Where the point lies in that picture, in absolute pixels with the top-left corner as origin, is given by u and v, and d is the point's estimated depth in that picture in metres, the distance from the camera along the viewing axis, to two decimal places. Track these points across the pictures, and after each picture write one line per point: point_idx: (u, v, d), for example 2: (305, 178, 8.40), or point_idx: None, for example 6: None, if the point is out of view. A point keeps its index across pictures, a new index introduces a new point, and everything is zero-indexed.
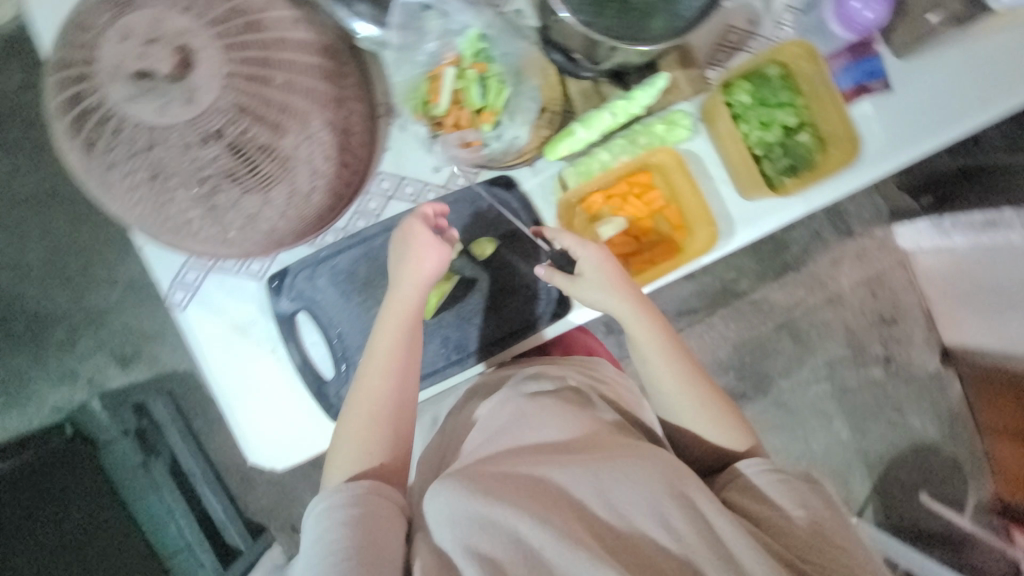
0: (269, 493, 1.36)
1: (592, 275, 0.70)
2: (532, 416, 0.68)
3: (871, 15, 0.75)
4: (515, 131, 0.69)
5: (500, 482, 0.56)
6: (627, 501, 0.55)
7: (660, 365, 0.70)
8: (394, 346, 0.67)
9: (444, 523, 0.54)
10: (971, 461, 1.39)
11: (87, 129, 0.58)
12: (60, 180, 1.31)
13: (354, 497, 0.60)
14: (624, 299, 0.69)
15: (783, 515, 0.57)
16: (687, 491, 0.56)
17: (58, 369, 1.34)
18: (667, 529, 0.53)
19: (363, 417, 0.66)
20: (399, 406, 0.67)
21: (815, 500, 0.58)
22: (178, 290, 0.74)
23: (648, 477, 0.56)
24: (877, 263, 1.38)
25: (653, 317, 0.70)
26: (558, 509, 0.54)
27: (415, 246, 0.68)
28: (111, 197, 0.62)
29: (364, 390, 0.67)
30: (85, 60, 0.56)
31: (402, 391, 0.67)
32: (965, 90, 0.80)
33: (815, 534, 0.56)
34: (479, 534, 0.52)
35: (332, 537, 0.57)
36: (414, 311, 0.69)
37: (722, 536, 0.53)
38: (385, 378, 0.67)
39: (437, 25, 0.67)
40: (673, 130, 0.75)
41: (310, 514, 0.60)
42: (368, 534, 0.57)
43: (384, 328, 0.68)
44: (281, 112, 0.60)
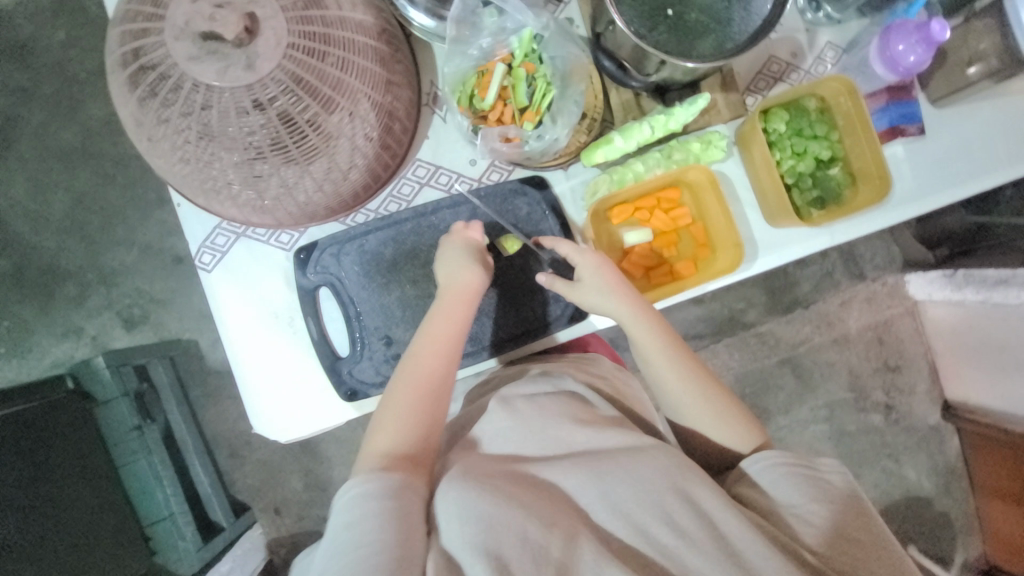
0: (256, 472, 1.36)
1: (591, 279, 0.71)
2: (529, 409, 0.67)
3: (916, 58, 0.72)
4: (555, 133, 0.71)
5: (505, 483, 0.58)
6: (630, 497, 0.56)
7: (664, 363, 0.69)
8: (444, 337, 0.67)
9: (455, 520, 0.54)
10: (964, 520, 1.38)
11: (144, 85, 0.60)
12: (91, 138, 1.33)
13: (388, 488, 0.56)
14: (621, 302, 0.69)
15: (796, 515, 0.57)
16: (690, 489, 0.56)
17: (64, 324, 1.34)
18: (672, 527, 0.54)
19: (407, 402, 0.63)
20: (440, 395, 0.65)
21: (830, 497, 0.57)
22: (206, 252, 0.76)
23: (650, 474, 0.57)
24: (888, 310, 1.38)
25: (660, 326, 0.70)
26: (561, 513, 0.56)
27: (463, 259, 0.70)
28: (156, 153, 0.64)
29: (410, 374, 0.65)
30: (151, 18, 0.58)
31: (447, 381, 0.66)
32: (998, 144, 0.82)
33: (834, 532, 0.55)
34: (486, 532, 0.52)
35: (364, 528, 0.53)
36: (466, 309, 0.68)
37: (726, 530, 0.54)
38: (433, 367, 0.65)
39: (492, 23, 0.68)
40: (708, 149, 0.75)
41: (341, 501, 0.56)
42: (402, 529, 0.54)
43: (435, 320, 0.68)
44: (334, 88, 0.62)
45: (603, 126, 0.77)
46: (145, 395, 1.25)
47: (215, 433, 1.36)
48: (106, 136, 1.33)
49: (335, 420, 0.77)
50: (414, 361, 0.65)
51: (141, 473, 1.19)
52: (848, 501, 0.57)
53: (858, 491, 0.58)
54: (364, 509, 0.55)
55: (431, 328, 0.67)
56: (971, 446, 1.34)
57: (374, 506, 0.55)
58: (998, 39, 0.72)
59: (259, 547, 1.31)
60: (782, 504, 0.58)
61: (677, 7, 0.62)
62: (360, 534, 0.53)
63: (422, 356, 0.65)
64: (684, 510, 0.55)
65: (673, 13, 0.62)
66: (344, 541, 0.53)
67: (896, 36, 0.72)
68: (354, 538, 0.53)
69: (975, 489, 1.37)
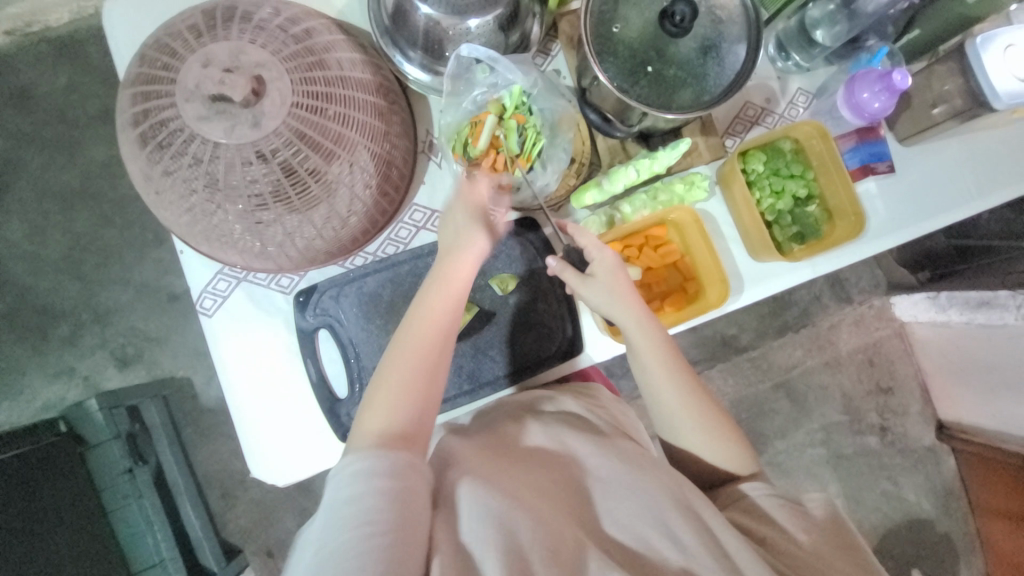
0: (250, 512, 1.33)
1: (604, 276, 0.71)
2: (534, 427, 0.68)
3: (880, 105, 0.76)
4: (545, 180, 0.75)
5: (517, 484, 0.58)
6: (631, 509, 0.58)
7: (662, 377, 0.69)
8: (442, 309, 0.63)
9: (474, 518, 0.53)
10: (966, 542, 1.37)
11: (153, 143, 0.63)
12: (90, 179, 1.35)
13: (388, 465, 0.54)
14: (630, 306, 0.69)
15: (790, 540, 0.58)
16: (691, 501, 0.58)
17: (57, 364, 1.34)
18: (674, 542, 0.55)
19: (403, 377, 0.60)
20: (437, 370, 0.62)
21: (823, 531, 0.59)
22: (208, 297, 0.77)
23: (650, 489, 0.59)
24: (877, 332, 1.40)
25: (666, 339, 0.70)
26: (571, 522, 0.56)
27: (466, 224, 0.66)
28: (163, 203, 0.67)
29: (407, 347, 0.61)
30: (162, 81, 0.61)
31: (444, 357, 0.63)
32: (967, 179, 0.87)
33: (810, 553, 0.57)
34: (502, 531, 0.52)
35: (365, 506, 0.51)
36: (463, 281, 0.65)
37: (727, 547, 0.55)
38: (432, 340, 0.62)
39: (484, 79, 0.73)
40: (691, 190, 0.79)
41: (337, 479, 0.54)
42: (405, 508, 0.52)
43: (432, 292, 0.64)
44: (335, 141, 0.65)
45: (590, 169, 0.80)
46: (138, 436, 1.23)
47: (208, 473, 1.33)
48: (105, 177, 1.36)
49: (334, 460, 0.78)
50: (410, 335, 0.61)
51: (132, 518, 1.16)
52: (842, 539, 0.59)
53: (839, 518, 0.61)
54: (364, 486, 0.52)
55: (426, 301, 0.63)
56: (968, 467, 1.35)
57: (373, 484, 0.53)
58: (961, 81, 0.78)
59: None
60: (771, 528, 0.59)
61: (656, 65, 0.66)
62: (361, 512, 0.51)
63: (418, 331, 0.62)
64: (684, 523, 0.56)
65: (653, 70, 0.66)
66: (345, 520, 0.51)
67: (861, 85, 0.76)
68: (354, 518, 0.51)
69: (975, 509, 1.37)
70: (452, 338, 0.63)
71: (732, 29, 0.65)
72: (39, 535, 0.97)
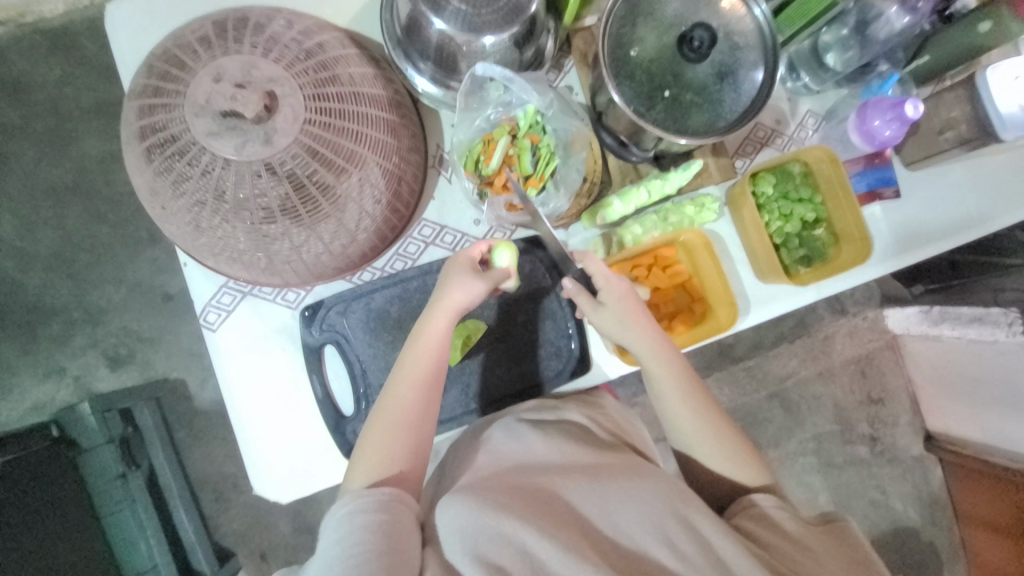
0: (243, 515, 1.31)
1: (614, 305, 0.70)
2: (531, 435, 0.70)
3: (890, 133, 0.77)
4: (558, 201, 0.75)
5: (506, 494, 0.58)
6: (630, 515, 0.57)
7: (677, 400, 0.69)
8: (424, 364, 0.65)
9: (456, 533, 0.55)
10: (951, 551, 1.40)
11: (160, 157, 0.61)
12: (84, 175, 1.32)
13: (376, 501, 0.58)
14: (641, 331, 0.69)
15: (796, 548, 0.57)
16: (689, 515, 0.57)
17: (48, 364, 1.31)
18: (673, 549, 0.54)
19: (389, 432, 0.63)
20: (422, 424, 0.65)
21: (833, 544, 0.58)
22: (212, 311, 0.77)
23: (649, 496, 0.59)
24: (869, 343, 1.42)
25: (677, 360, 0.70)
26: (563, 525, 0.55)
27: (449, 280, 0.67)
28: (167, 214, 0.65)
29: (392, 404, 0.64)
30: (169, 93, 0.60)
31: (428, 412, 0.65)
32: (968, 204, 0.88)
33: (794, 542, 0.58)
34: (489, 543, 0.54)
35: (354, 540, 0.55)
36: (443, 332, 0.66)
37: (725, 557, 0.54)
38: (414, 396, 0.64)
39: (497, 97, 0.73)
40: (701, 212, 0.79)
41: (330, 522, 0.58)
42: (389, 542, 0.55)
43: (412, 351, 0.65)
44: (346, 158, 0.64)
45: (601, 188, 0.80)
46: (131, 440, 1.20)
47: (202, 476, 1.31)
48: (99, 173, 1.32)
49: (335, 477, 0.78)
50: (393, 390, 0.64)
51: (124, 524, 1.14)
52: (855, 555, 0.58)
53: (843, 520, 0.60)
54: (351, 521, 0.57)
55: (409, 360, 0.65)
56: (954, 477, 1.37)
57: (359, 521, 0.56)
58: (968, 108, 0.79)
59: None
60: (770, 532, 0.59)
61: (672, 89, 0.66)
62: (347, 547, 0.55)
63: (400, 389, 0.64)
64: (682, 532, 0.55)
65: (670, 94, 0.66)
66: (334, 558, 0.54)
67: (873, 112, 0.77)
68: (341, 550, 0.55)
69: (960, 519, 1.39)
70: (435, 392, 0.66)
71: (748, 55, 0.65)
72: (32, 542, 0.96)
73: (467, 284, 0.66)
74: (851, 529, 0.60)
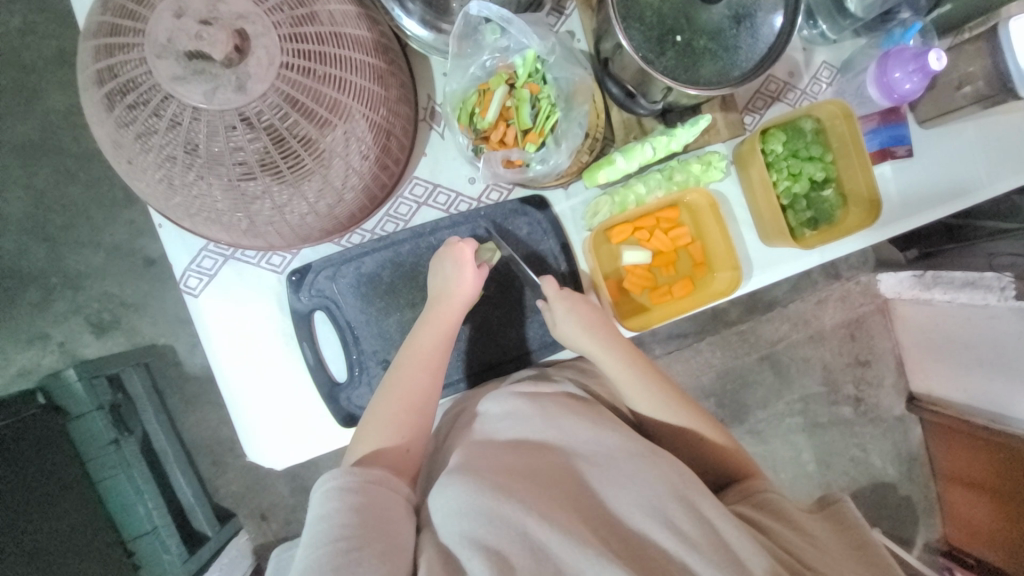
0: (240, 478, 1.31)
1: (563, 325, 0.72)
2: (529, 410, 0.67)
3: (911, 86, 0.72)
4: (558, 157, 0.70)
5: (505, 477, 0.58)
6: (631, 498, 0.57)
7: (630, 390, 0.70)
8: (431, 348, 0.68)
9: (454, 516, 0.55)
10: (927, 505, 1.45)
11: (122, 105, 0.56)
12: (50, 131, 1.23)
13: (361, 483, 0.58)
14: (593, 341, 0.70)
15: (802, 536, 0.57)
16: (691, 496, 0.57)
17: (29, 330, 1.27)
18: (673, 531, 0.54)
19: (393, 413, 0.65)
20: (425, 406, 0.67)
21: (831, 530, 0.60)
22: (192, 276, 0.73)
23: (650, 477, 0.58)
24: (860, 307, 1.41)
25: (629, 354, 0.70)
26: (561, 509, 0.56)
27: (456, 266, 0.70)
28: (136, 171, 0.60)
29: (392, 392, 0.66)
30: (128, 32, 0.54)
31: (432, 394, 0.67)
32: (980, 164, 0.84)
33: (798, 530, 0.58)
34: (485, 527, 0.54)
35: (338, 522, 0.55)
36: (454, 320, 0.70)
37: (728, 540, 0.53)
38: (418, 380, 0.67)
39: (493, 41, 0.67)
40: (708, 170, 0.75)
41: (315, 497, 0.58)
42: (380, 524, 0.56)
43: (422, 335, 0.69)
44: (330, 108, 0.58)
45: (603, 145, 0.76)
46: (121, 406, 1.18)
47: (197, 441, 1.31)
48: (66, 129, 1.24)
49: (330, 443, 0.77)
50: (397, 374, 0.67)
51: (120, 487, 1.13)
52: (856, 539, 0.58)
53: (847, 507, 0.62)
54: (338, 503, 0.56)
55: (416, 342, 0.69)
56: (934, 436, 1.41)
57: (346, 501, 0.56)
58: (989, 63, 0.73)
59: (246, 553, 1.28)
60: (779, 522, 0.59)
61: (685, 34, 0.61)
62: (333, 528, 0.54)
63: (408, 368, 0.67)
64: (682, 513, 0.55)
65: (682, 40, 0.61)
66: (319, 537, 0.54)
67: (894, 64, 0.72)
68: (327, 533, 0.54)
69: (937, 475, 1.44)
70: (439, 376, 0.68)
71: None
72: (32, 508, 0.96)
73: (475, 278, 0.70)
74: (851, 511, 0.61)
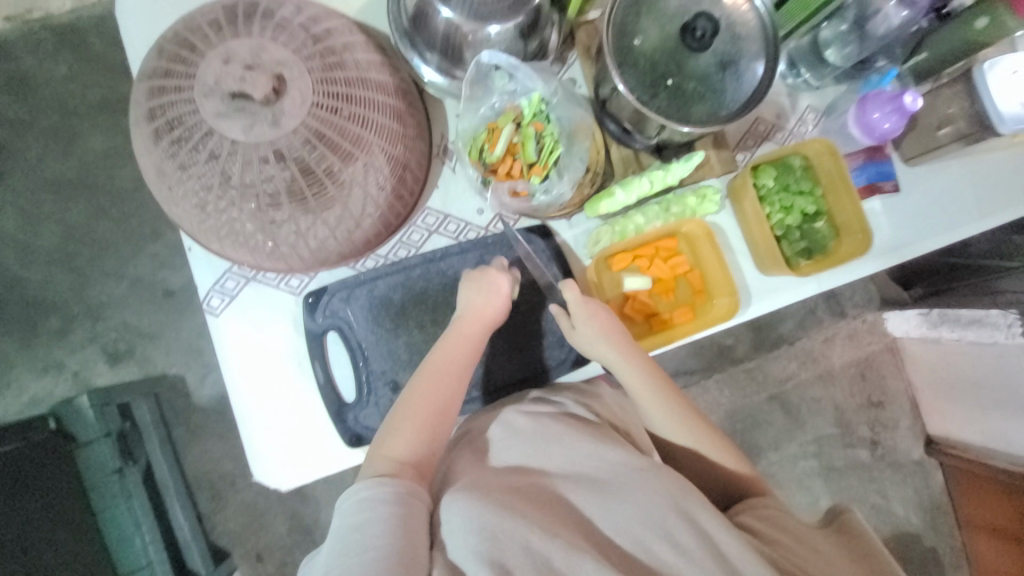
0: (240, 515, 1.29)
1: (584, 328, 0.73)
2: (529, 428, 0.69)
3: (889, 126, 0.78)
4: (561, 188, 0.75)
5: (508, 493, 0.59)
6: (635, 518, 0.56)
7: (652, 404, 0.71)
8: (459, 356, 0.69)
9: (459, 532, 0.56)
10: (953, 557, 1.38)
11: (167, 140, 0.62)
12: (86, 170, 1.33)
13: (394, 494, 0.58)
14: (614, 347, 0.71)
15: (804, 547, 0.56)
16: (692, 509, 0.56)
17: (45, 359, 1.30)
18: (673, 546, 0.54)
19: (421, 418, 0.66)
20: (448, 412, 0.67)
21: (839, 543, 0.58)
22: (215, 296, 0.77)
23: (652, 491, 0.58)
24: (869, 346, 1.41)
25: (653, 371, 0.72)
26: (562, 525, 0.56)
27: (490, 282, 0.72)
28: (173, 198, 0.66)
29: (421, 395, 0.67)
30: (179, 76, 0.61)
31: (455, 400, 0.68)
32: (968, 200, 0.88)
33: (803, 544, 0.57)
34: (489, 543, 0.54)
35: (370, 532, 0.55)
36: (481, 331, 0.71)
37: (727, 551, 0.53)
38: (446, 388, 0.67)
39: (502, 85, 0.74)
40: (703, 203, 0.80)
41: (345, 506, 0.58)
42: (409, 533, 0.55)
43: (450, 342, 0.70)
44: (354, 142, 0.64)
45: (604, 179, 0.81)
46: (128, 435, 1.20)
47: (198, 475, 1.30)
48: (102, 169, 1.33)
49: (338, 464, 0.78)
50: (426, 378, 0.67)
51: (120, 520, 1.12)
52: (862, 550, 0.57)
53: (853, 514, 0.60)
54: (370, 513, 0.56)
55: (443, 350, 0.70)
56: (955, 482, 1.36)
57: (381, 510, 0.57)
58: (966, 104, 0.79)
59: None
60: (782, 534, 0.58)
61: (675, 78, 0.67)
62: (366, 538, 0.55)
63: (438, 373, 0.68)
64: (682, 527, 0.55)
65: (673, 83, 0.67)
66: (350, 545, 0.55)
67: (872, 105, 0.78)
68: (358, 543, 0.55)
69: (961, 524, 1.37)
70: (463, 388, 0.69)
71: (750, 46, 0.66)
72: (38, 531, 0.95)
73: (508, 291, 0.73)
74: (858, 520, 0.60)
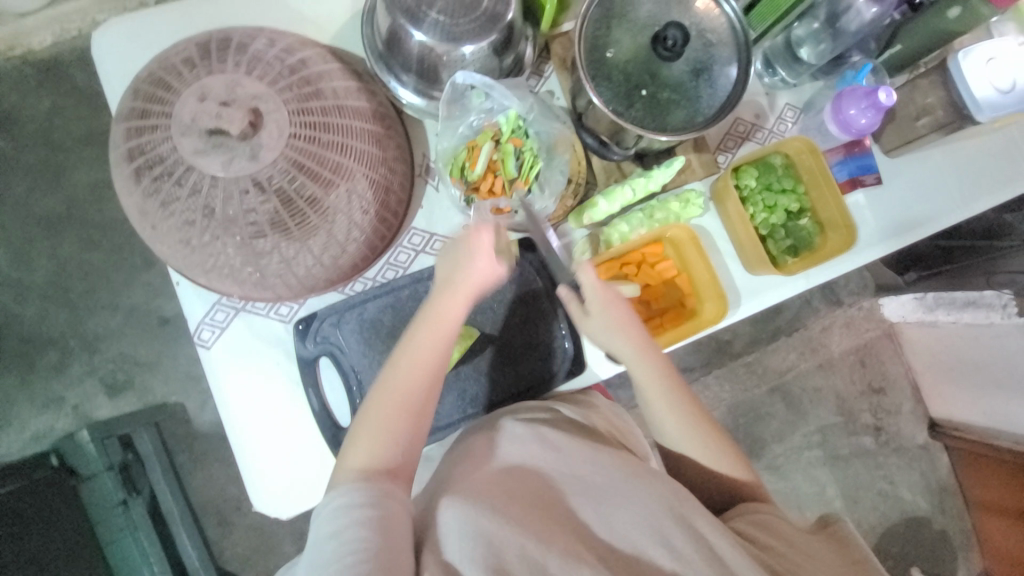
0: (248, 538, 1.29)
1: (599, 316, 0.69)
2: (531, 434, 0.67)
3: (866, 121, 0.78)
4: (543, 202, 0.76)
5: (507, 500, 0.59)
6: (630, 522, 0.57)
7: (665, 405, 0.68)
8: (432, 348, 0.64)
9: (453, 537, 0.56)
10: (962, 539, 1.38)
11: (148, 178, 0.62)
12: (75, 204, 1.33)
13: (367, 498, 0.57)
14: (629, 341, 0.68)
15: (797, 552, 0.57)
16: (687, 514, 0.56)
17: (45, 394, 1.30)
18: (669, 548, 0.54)
19: (391, 415, 0.62)
20: (423, 410, 0.64)
21: (830, 547, 0.59)
22: (206, 329, 0.78)
23: (647, 495, 0.58)
24: (866, 332, 1.41)
25: (667, 368, 0.69)
26: (559, 532, 0.56)
27: (468, 265, 0.65)
28: (157, 234, 0.66)
29: (390, 389, 0.62)
30: (156, 114, 0.61)
31: (428, 396, 0.64)
32: (949, 188, 0.88)
33: (797, 549, 0.57)
34: (482, 548, 0.54)
35: (347, 539, 0.54)
36: (456, 319, 0.65)
37: (722, 553, 0.54)
38: (417, 382, 0.63)
39: (479, 104, 0.74)
40: (687, 207, 0.81)
41: (323, 512, 0.57)
42: (384, 538, 0.55)
43: (423, 332, 0.64)
44: (334, 170, 0.65)
45: (587, 189, 0.82)
46: (131, 466, 1.19)
47: (203, 501, 1.29)
48: (92, 201, 1.33)
49: None
50: (396, 372, 0.63)
51: (126, 552, 1.11)
52: (852, 553, 0.58)
53: (841, 519, 0.61)
54: (347, 519, 0.56)
55: (416, 340, 0.64)
56: (961, 463, 1.36)
57: (355, 514, 0.56)
58: (943, 94, 0.80)
59: None
60: (776, 540, 0.58)
61: (649, 88, 0.68)
62: (344, 544, 0.54)
63: (408, 366, 0.63)
64: (678, 532, 0.55)
65: (648, 93, 0.68)
66: (330, 553, 0.54)
67: (848, 102, 0.79)
68: (337, 550, 0.54)
69: (970, 505, 1.38)
70: (436, 378, 0.64)
71: (722, 52, 0.67)
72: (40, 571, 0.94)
73: (489, 271, 0.65)
74: (847, 527, 0.60)
